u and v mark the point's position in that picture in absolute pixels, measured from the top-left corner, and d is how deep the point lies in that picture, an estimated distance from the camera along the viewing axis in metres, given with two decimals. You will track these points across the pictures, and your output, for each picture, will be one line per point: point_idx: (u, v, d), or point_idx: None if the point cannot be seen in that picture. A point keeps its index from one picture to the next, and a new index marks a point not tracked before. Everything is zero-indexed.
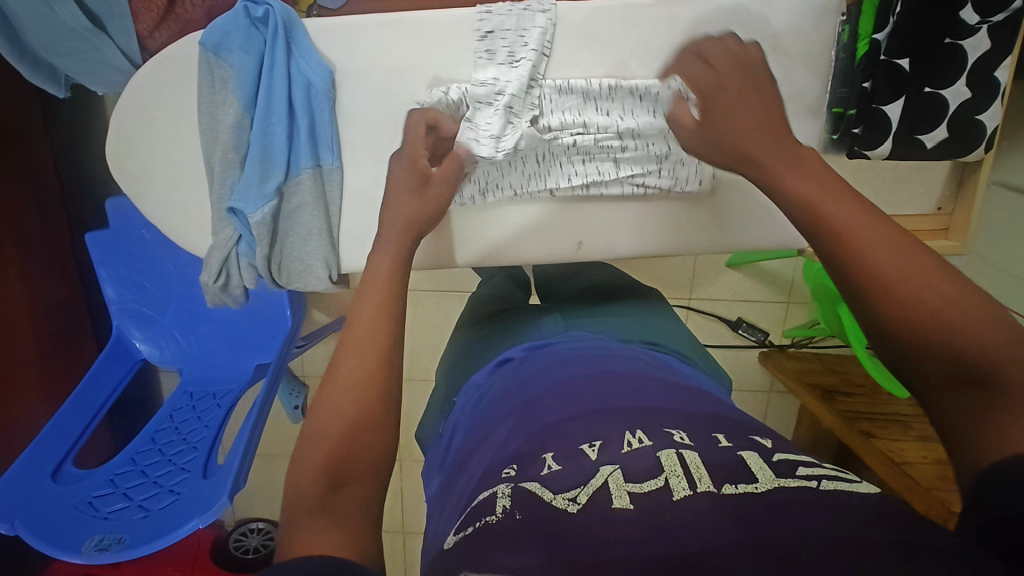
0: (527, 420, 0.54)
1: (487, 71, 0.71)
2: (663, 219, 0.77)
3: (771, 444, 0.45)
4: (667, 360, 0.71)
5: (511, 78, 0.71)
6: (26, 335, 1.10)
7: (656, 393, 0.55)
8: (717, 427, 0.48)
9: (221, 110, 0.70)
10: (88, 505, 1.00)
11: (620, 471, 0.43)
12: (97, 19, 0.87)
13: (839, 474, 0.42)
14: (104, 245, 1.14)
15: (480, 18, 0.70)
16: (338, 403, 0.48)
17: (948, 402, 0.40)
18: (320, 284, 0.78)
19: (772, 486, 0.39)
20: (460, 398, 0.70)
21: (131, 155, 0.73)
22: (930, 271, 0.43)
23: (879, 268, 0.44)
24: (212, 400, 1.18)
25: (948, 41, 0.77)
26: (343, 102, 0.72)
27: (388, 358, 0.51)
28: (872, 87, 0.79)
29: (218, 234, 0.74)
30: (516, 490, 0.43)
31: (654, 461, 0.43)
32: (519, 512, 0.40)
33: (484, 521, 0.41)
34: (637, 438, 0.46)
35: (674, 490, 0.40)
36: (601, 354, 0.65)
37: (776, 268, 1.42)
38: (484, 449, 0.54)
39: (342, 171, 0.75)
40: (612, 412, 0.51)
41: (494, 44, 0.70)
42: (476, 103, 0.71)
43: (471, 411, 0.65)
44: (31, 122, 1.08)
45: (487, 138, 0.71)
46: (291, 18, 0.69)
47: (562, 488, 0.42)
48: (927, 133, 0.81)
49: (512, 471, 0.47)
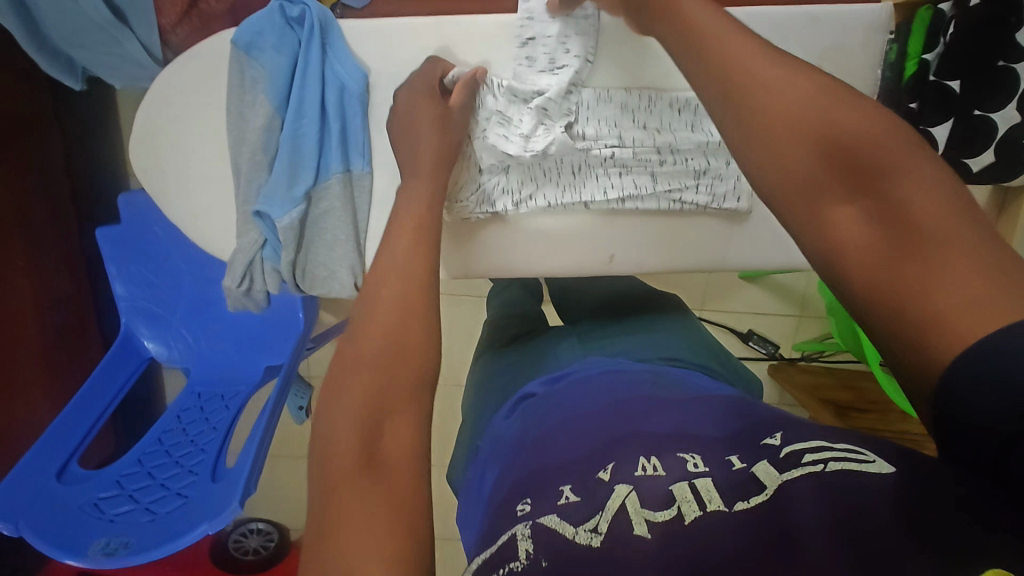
0: (551, 451, 0.52)
1: (528, 78, 0.70)
2: (698, 235, 0.76)
3: (779, 442, 0.43)
4: (691, 376, 0.68)
5: (550, 82, 0.69)
6: (31, 328, 1.08)
7: (688, 412, 0.53)
8: (740, 438, 0.47)
9: (250, 111, 0.68)
10: (94, 507, 0.98)
11: (635, 493, 0.42)
12: (120, 13, 0.85)
13: (850, 454, 0.39)
14: (114, 241, 1.12)
15: (521, 25, 0.68)
16: (342, 403, 0.43)
17: (886, 256, 0.36)
18: (343, 292, 0.75)
19: (777, 486, 0.39)
20: (483, 443, 0.68)
21: (153, 153, 0.71)
22: (848, 118, 0.41)
23: (801, 125, 0.42)
24: (220, 401, 1.15)
25: (1000, 64, 0.75)
26: (376, 106, 0.71)
27: (424, 363, 0.46)
28: (919, 107, 0.81)
29: (243, 238, 0.72)
30: (536, 529, 0.41)
31: (665, 490, 0.41)
32: (546, 558, 0.38)
33: (508, 568, 0.39)
34: (651, 465, 0.45)
35: (685, 514, 0.39)
36: (623, 378, 0.63)
37: (789, 281, 1.41)
38: (507, 481, 0.52)
39: (373, 175, 0.73)
40: (635, 437, 0.50)
41: (532, 52, 0.69)
42: (509, 107, 0.70)
43: (494, 450, 0.62)
44: (43, 113, 1.05)
45: (516, 136, 0.70)
46: (326, 19, 0.68)
47: (581, 519, 0.41)
48: (974, 156, 0.80)
49: (526, 508, 0.45)
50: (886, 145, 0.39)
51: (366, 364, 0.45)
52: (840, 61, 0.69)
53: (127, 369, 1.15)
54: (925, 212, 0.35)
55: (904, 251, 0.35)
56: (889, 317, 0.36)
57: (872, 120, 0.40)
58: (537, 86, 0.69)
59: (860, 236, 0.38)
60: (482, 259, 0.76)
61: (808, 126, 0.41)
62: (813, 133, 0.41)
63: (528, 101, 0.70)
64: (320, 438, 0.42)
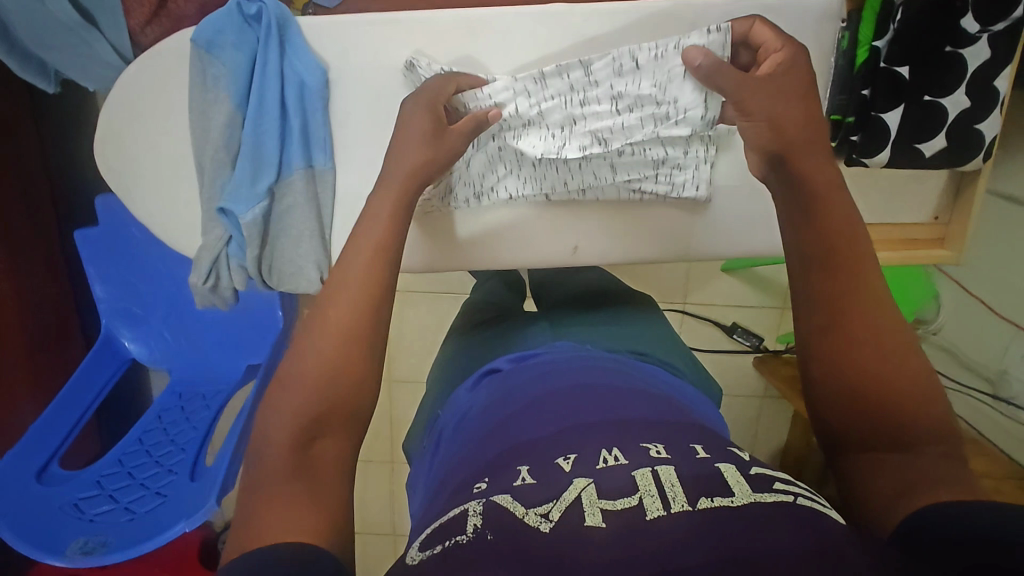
0: (511, 431, 0.54)
1: (605, 66, 0.70)
2: (659, 224, 0.78)
3: (749, 458, 0.47)
4: (650, 370, 0.68)
5: (599, 94, 0.71)
6: (14, 332, 1.09)
7: (644, 407, 0.55)
8: (692, 439, 0.50)
9: (212, 109, 0.69)
10: (73, 507, 0.98)
11: (594, 486, 0.43)
12: (89, 16, 0.86)
13: (812, 496, 0.43)
14: (92, 243, 1.12)
15: (631, 52, 0.69)
16: (287, 408, 0.44)
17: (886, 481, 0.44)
18: (311, 287, 0.76)
19: (748, 500, 0.40)
20: (443, 413, 0.69)
21: (121, 154, 0.72)
22: (905, 369, 0.47)
23: (864, 347, 0.48)
24: (202, 400, 1.16)
25: (948, 49, 0.76)
26: (335, 102, 0.72)
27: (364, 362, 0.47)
28: (870, 95, 0.79)
29: (208, 234, 0.73)
30: (488, 508, 0.43)
31: (629, 479, 0.43)
32: (490, 533, 0.41)
33: (453, 541, 0.41)
34: (612, 455, 0.47)
35: (648, 510, 0.41)
36: (582, 365, 0.64)
37: (771, 273, 1.41)
38: (463, 457, 0.54)
39: (335, 171, 0.74)
40: (592, 426, 0.51)
41: (635, 57, 0.69)
42: (550, 101, 0.71)
43: (456, 422, 0.64)
44: (20, 118, 1.06)
45: (530, 105, 0.71)
46: (284, 16, 0.68)
47: (534, 503, 0.43)
48: (926, 142, 0.80)
49: (482, 486, 0.47)
50: (921, 397, 0.46)
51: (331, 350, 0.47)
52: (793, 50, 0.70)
53: (108, 369, 1.16)
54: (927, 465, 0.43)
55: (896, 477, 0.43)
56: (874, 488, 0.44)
57: (921, 382, 0.47)
58: (590, 99, 0.71)
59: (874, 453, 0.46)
60: (452, 245, 0.78)
61: (870, 345, 0.48)
62: (879, 336, 0.48)
63: (573, 89, 0.71)
64: (269, 397, 0.46)
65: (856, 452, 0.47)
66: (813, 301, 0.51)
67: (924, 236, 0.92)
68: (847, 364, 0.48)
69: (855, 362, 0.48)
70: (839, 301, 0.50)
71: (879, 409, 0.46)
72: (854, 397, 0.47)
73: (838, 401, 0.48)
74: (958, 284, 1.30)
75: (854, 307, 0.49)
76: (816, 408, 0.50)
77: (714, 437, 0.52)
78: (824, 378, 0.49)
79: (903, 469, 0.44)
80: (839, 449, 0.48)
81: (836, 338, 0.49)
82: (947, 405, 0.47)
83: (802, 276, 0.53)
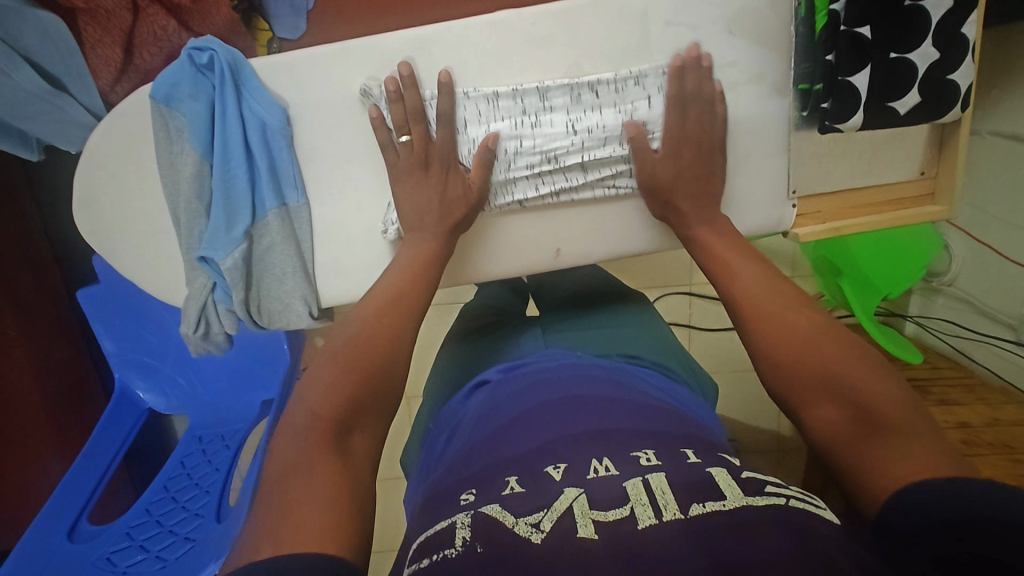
0: (503, 432, 0.56)
1: (558, 91, 0.73)
2: (640, 216, 0.79)
3: (740, 465, 0.48)
4: (642, 375, 0.68)
5: (553, 117, 0.74)
6: (31, 396, 1.11)
7: (634, 415, 0.56)
8: (684, 448, 0.50)
9: (180, 160, 0.70)
10: (106, 561, 0.99)
11: (585, 496, 0.44)
12: (57, 81, 0.82)
13: (805, 498, 0.44)
14: (98, 302, 1.14)
15: (584, 82, 0.72)
16: (292, 444, 0.50)
17: (864, 452, 0.46)
18: (301, 321, 0.78)
19: (739, 503, 0.41)
20: (440, 424, 0.71)
21: (101, 216, 0.74)
22: (839, 348, 0.53)
23: (788, 336, 0.55)
24: (222, 442, 1.17)
25: (909, 3, 0.70)
26: (300, 137, 0.73)
27: (351, 396, 0.55)
28: (835, 59, 0.72)
29: (193, 284, 0.74)
30: (476, 518, 0.44)
31: (620, 488, 0.44)
32: (480, 545, 0.41)
33: (443, 555, 0.42)
34: (603, 465, 0.47)
35: (640, 519, 0.41)
36: (573, 363, 0.67)
37: (774, 245, 1.38)
38: (451, 470, 0.55)
39: (309, 205, 0.76)
40: (578, 435, 0.52)
41: (595, 89, 0.73)
42: (502, 122, 0.73)
43: (451, 434, 0.65)
44: (16, 186, 1.09)
45: (482, 120, 0.73)
46: (237, 60, 0.69)
47: (525, 515, 0.43)
48: (899, 99, 0.74)
49: (470, 498, 0.48)
50: (857, 367, 0.51)
51: (324, 394, 0.54)
52: (751, 26, 0.72)
53: (128, 421, 1.17)
54: (890, 416, 0.47)
55: (867, 441, 0.47)
56: (853, 464, 0.46)
57: (859, 358, 0.52)
58: (552, 124, 0.74)
59: (839, 426, 0.49)
60: (470, 262, 0.80)
61: (793, 334, 0.55)
62: (794, 321, 0.57)
63: (525, 113, 0.73)
64: (266, 458, 0.51)
65: (824, 438, 0.50)
66: (738, 314, 0.61)
67: (910, 195, 0.86)
68: (777, 350, 0.55)
69: (787, 341, 0.55)
70: (749, 300, 0.60)
71: (819, 378, 0.51)
72: (799, 367, 0.53)
73: (784, 383, 0.54)
74: (964, 232, 1.27)
75: (765, 301, 0.59)
76: (774, 400, 0.55)
77: (700, 443, 0.52)
78: (768, 363, 0.56)
79: (872, 426, 0.47)
80: (815, 434, 0.51)
81: (757, 328, 0.58)
82: (882, 370, 0.51)
83: (727, 293, 0.63)
